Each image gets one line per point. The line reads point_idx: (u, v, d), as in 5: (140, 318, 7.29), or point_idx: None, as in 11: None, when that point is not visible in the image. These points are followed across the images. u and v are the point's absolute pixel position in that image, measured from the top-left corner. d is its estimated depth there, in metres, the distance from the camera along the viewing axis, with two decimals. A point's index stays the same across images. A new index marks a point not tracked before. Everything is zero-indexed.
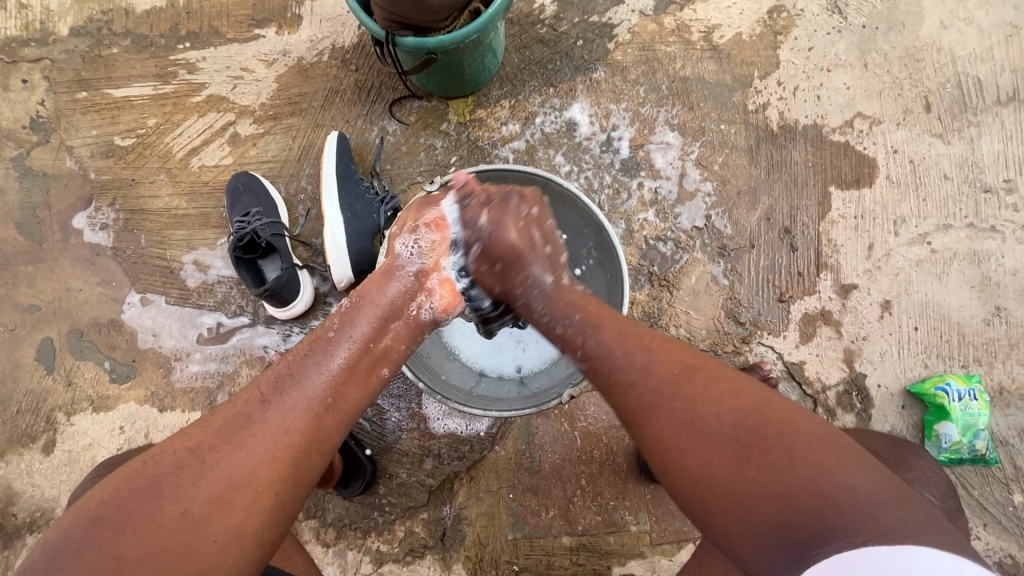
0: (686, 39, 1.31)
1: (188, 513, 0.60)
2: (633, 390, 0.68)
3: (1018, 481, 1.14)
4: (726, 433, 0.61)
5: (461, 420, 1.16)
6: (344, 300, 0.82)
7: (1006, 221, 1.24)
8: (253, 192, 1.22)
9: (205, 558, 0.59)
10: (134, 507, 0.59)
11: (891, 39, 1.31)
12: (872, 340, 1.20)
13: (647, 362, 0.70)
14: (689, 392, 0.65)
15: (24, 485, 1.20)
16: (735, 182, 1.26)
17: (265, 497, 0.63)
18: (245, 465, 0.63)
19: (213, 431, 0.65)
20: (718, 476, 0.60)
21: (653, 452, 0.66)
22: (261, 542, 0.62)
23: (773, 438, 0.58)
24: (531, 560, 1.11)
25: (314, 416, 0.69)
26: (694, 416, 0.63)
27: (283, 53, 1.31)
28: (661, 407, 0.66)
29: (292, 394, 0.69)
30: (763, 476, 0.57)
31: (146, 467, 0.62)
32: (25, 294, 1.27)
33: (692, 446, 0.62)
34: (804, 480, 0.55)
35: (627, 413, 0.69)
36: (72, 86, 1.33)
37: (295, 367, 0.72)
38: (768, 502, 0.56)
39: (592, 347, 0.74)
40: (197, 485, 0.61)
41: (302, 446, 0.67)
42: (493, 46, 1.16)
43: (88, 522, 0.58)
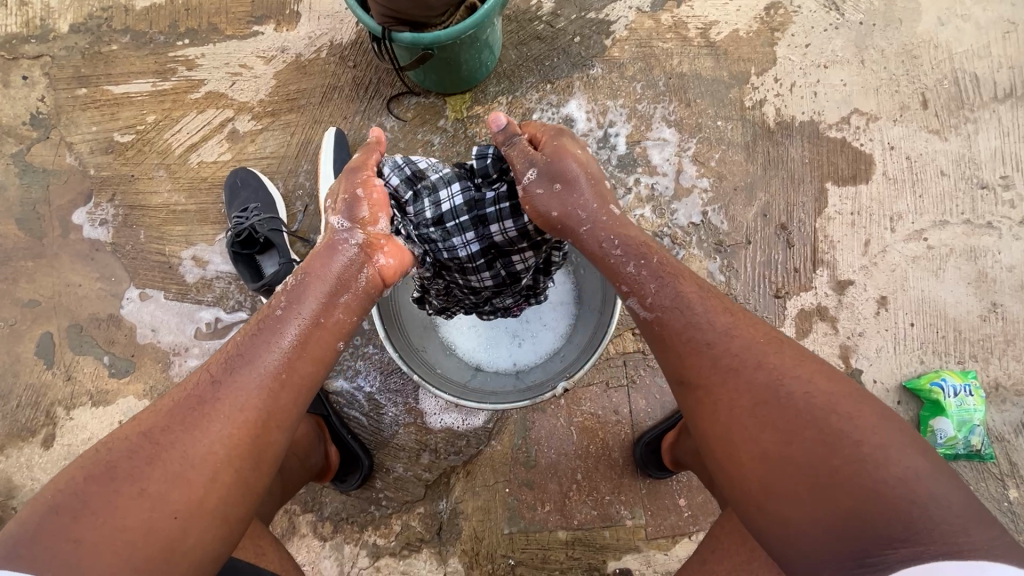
0: (684, 36, 1.32)
1: (144, 493, 0.59)
2: (707, 350, 0.67)
3: (1013, 476, 1.14)
4: (811, 411, 0.59)
5: (457, 414, 1.17)
6: (288, 279, 0.77)
7: (1003, 218, 1.24)
8: (251, 188, 1.23)
9: (167, 535, 0.58)
10: (89, 492, 0.58)
11: (888, 36, 1.31)
12: (868, 336, 1.21)
13: (728, 324, 0.69)
14: (776, 363, 0.64)
15: (24, 479, 1.21)
16: (732, 178, 1.27)
17: (222, 473, 0.62)
18: (200, 443, 0.62)
19: (164, 415, 0.64)
20: (793, 456, 0.58)
21: (716, 417, 0.64)
22: (222, 516, 0.62)
23: (871, 426, 0.57)
24: (527, 554, 1.12)
25: (271, 392, 0.67)
26: (779, 387, 0.62)
27: (281, 50, 1.32)
28: (739, 374, 0.64)
29: (243, 371, 0.67)
30: (848, 463, 0.55)
31: (101, 455, 0.62)
32: (25, 289, 1.28)
33: (772, 420, 0.60)
34: (898, 478, 0.53)
35: (694, 372, 0.67)
36: (72, 83, 1.34)
37: (245, 348, 0.70)
38: (842, 491, 0.54)
39: (668, 299, 0.72)
40: (152, 466, 0.60)
41: (259, 422, 0.66)
42: (490, 42, 1.16)
43: (44, 510, 0.58)
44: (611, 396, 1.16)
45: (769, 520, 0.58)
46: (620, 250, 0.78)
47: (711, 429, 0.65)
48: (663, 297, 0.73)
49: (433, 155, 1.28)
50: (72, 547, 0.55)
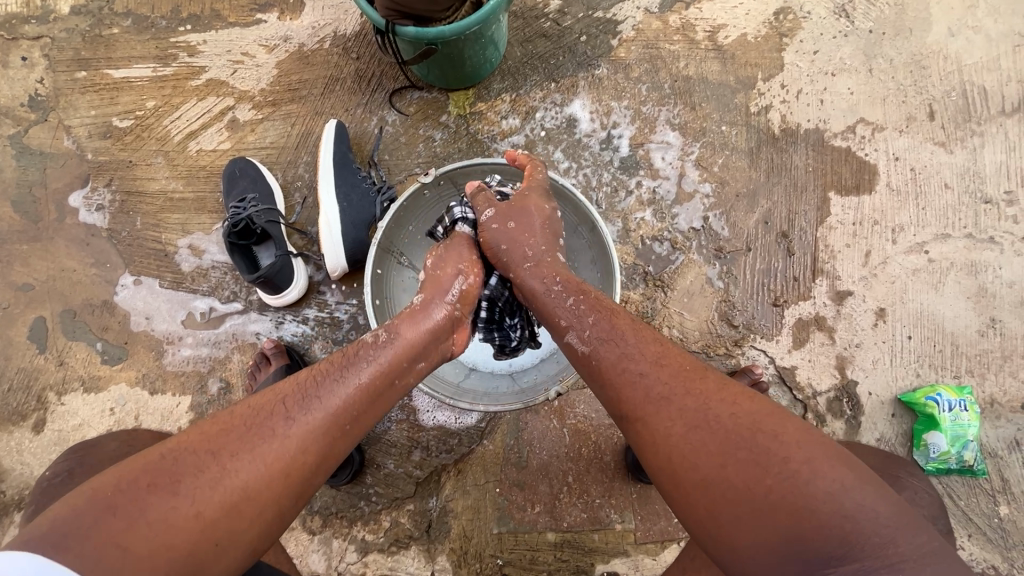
0: (691, 38, 1.30)
1: (200, 515, 0.59)
2: (641, 381, 0.69)
3: (1005, 493, 1.14)
4: (738, 434, 0.61)
5: (451, 412, 1.17)
6: (376, 330, 0.81)
7: (1005, 233, 1.23)
8: (250, 177, 1.22)
9: (203, 562, 0.58)
10: (150, 500, 0.58)
11: (897, 45, 1.30)
12: (865, 348, 1.20)
13: (658, 354, 0.71)
14: (703, 390, 0.66)
15: (14, 463, 1.20)
16: (734, 184, 1.26)
17: (274, 511, 0.63)
18: (263, 475, 0.63)
19: (235, 435, 0.65)
20: (730, 480, 0.59)
21: (654, 445, 0.65)
22: (255, 552, 0.62)
23: (791, 445, 0.59)
24: (515, 554, 1.11)
25: (332, 437, 0.69)
26: (708, 414, 0.63)
27: (284, 39, 1.30)
28: (670, 404, 0.66)
29: (317, 411, 0.69)
30: (780, 484, 0.57)
31: (165, 460, 0.61)
32: (19, 272, 1.27)
33: (703, 446, 0.61)
34: (825, 494, 0.55)
35: (629, 405, 0.68)
36: (72, 65, 1.32)
37: (322, 385, 0.72)
38: (777, 509, 0.56)
39: (603, 332, 0.76)
40: (217, 489, 0.60)
41: (314, 467, 0.67)
42: (495, 38, 1.14)
43: (102, 509, 0.56)
44: None
45: (721, 546, 0.58)
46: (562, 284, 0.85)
47: (654, 462, 0.65)
48: (597, 330, 0.76)
49: (434, 151, 1.27)
50: (120, 553, 0.55)
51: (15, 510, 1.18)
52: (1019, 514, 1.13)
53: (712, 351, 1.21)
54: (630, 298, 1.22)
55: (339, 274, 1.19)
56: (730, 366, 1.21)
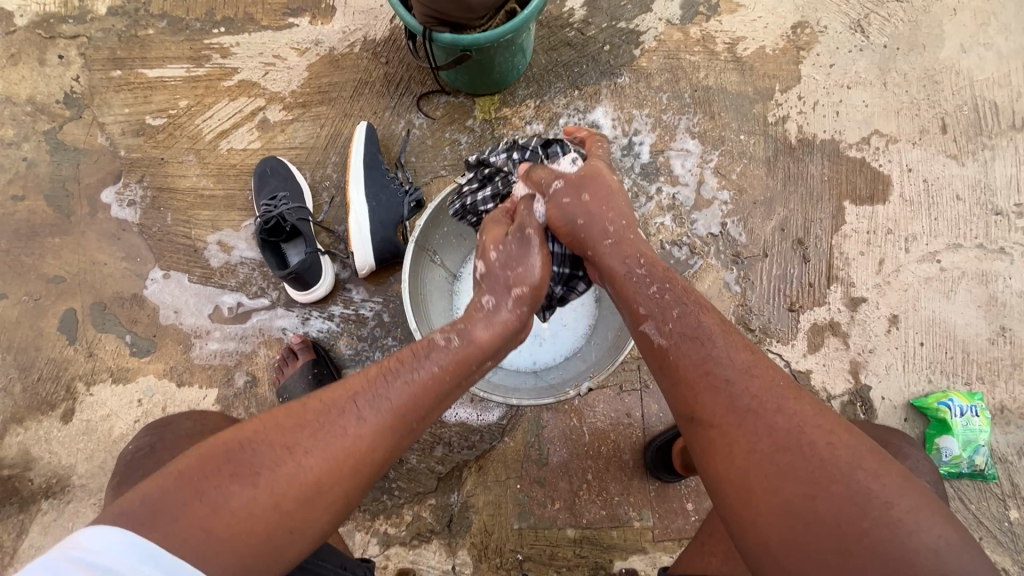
0: (711, 49, 1.34)
1: (277, 507, 0.61)
2: (725, 387, 0.69)
3: (1015, 497, 1.16)
4: (834, 466, 0.59)
5: (472, 409, 1.19)
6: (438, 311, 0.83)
7: (1015, 244, 1.26)
8: (281, 176, 1.25)
9: (281, 549, 0.61)
10: (228, 486, 0.60)
11: (911, 60, 1.34)
12: (879, 353, 1.23)
13: (748, 363, 0.71)
14: (798, 412, 0.65)
15: (42, 452, 1.22)
16: (752, 192, 1.29)
17: (342, 502, 0.66)
18: (332, 471, 0.65)
19: (309, 428, 0.67)
20: (816, 511, 0.57)
21: (733, 454, 0.64)
22: (323, 537, 0.65)
23: (890, 491, 0.57)
24: (535, 549, 1.14)
25: (399, 430, 0.71)
26: (802, 437, 0.62)
27: (315, 43, 1.34)
28: (761, 417, 0.65)
29: (384, 403, 0.71)
30: (873, 528, 0.55)
31: (243, 448, 0.64)
32: (51, 265, 1.30)
33: (791, 467, 0.60)
34: (925, 548, 0.53)
35: (709, 410, 0.68)
36: (107, 65, 1.36)
37: (388, 378, 0.73)
38: (867, 553, 0.54)
39: (686, 329, 0.76)
40: (290, 481, 0.63)
41: (381, 459, 0.70)
42: (524, 46, 1.18)
43: (183, 492, 0.59)
44: (624, 399, 1.18)
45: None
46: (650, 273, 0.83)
47: (725, 468, 0.65)
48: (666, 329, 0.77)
49: (460, 154, 1.30)
50: (204, 536, 0.57)
51: (42, 499, 1.20)
52: None
53: None
54: None
55: (366, 271, 1.21)
56: None
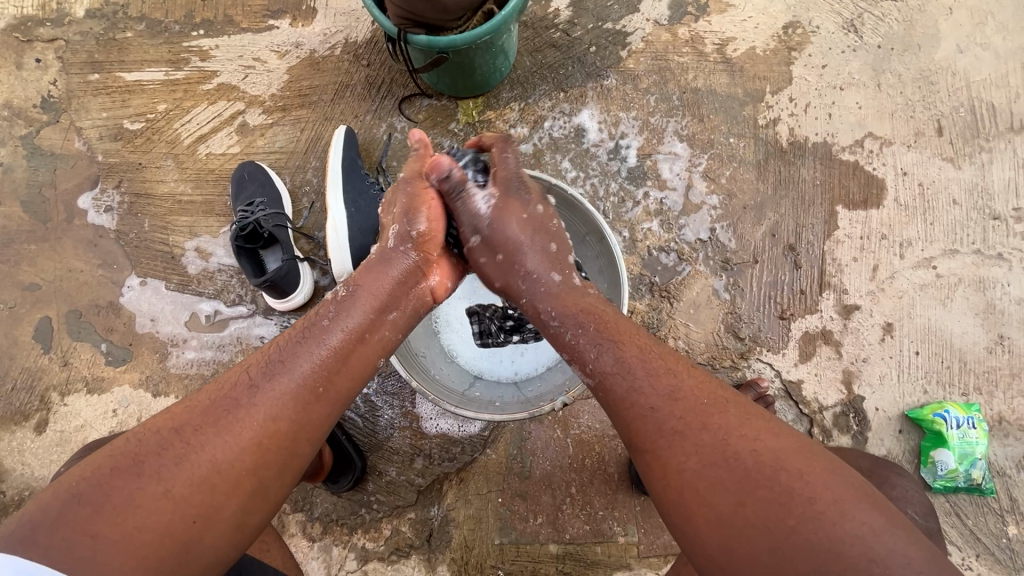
0: (700, 50, 1.31)
1: (169, 494, 0.60)
2: (652, 415, 0.68)
3: (1014, 512, 1.12)
4: (762, 473, 0.61)
5: (454, 421, 1.16)
6: (338, 287, 0.83)
7: (1014, 249, 1.22)
8: (259, 181, 1.23)
9: (183, 539, 0.59)
10: (113, 485, 0.60)
11: (906, 60, 1.30)
12: (873, 363, 1.19)
13: (671, 387, 0.70)
14: (722, 424, 0.65)
15: (15, 463, 1.20)
16: (742, 197, 1.26)
17: (248, 481, 0.64)
18: (231, 450, 0.64)
19: (199, 413, 0.66)
20: (749, 519, 0.59)
21: (668, 482, 0.65)
22: (237, 525, 0.64)
23: (812, 489, 0.59)
24: (516, 565, 1.10)
25: (303, 402, 0.70)
26: (728, 450, 0.63)
27: (296, 45, 1.31)
28: (685, 438, 0.65)
29: (284, 378, 0.71)
30: (805, 527, 0.56)
31: (132, 446, 0.63)
32: (26, 272, 1.28)
33: (723, 483, 0.61)
34: (851, 536, 0.55)
35: (641, 437, 0.68)
36: (84, 68, 1.33)
37: (286, 354, 0.73)
38: (800, 552, 0.55)
39: (607, 364, 0.74)
40: (180, 465, 0.62)
41: (289, 435, 0.68)
42: (506, 47, 1.15)
43: (68, 498, 0.58)
44: None
45: None
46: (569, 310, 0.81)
47: (665, 493, 0.65)
48: (605, 363, 0.74)
49: None
50: (90, 540, 0.56)
51: (15, 511, 1.18)
52: None
53: (718, 363, 1.20)
54: (636, 308, 1.22)
55: (344, 279, 1.19)
56: (736, 378, 1.20)
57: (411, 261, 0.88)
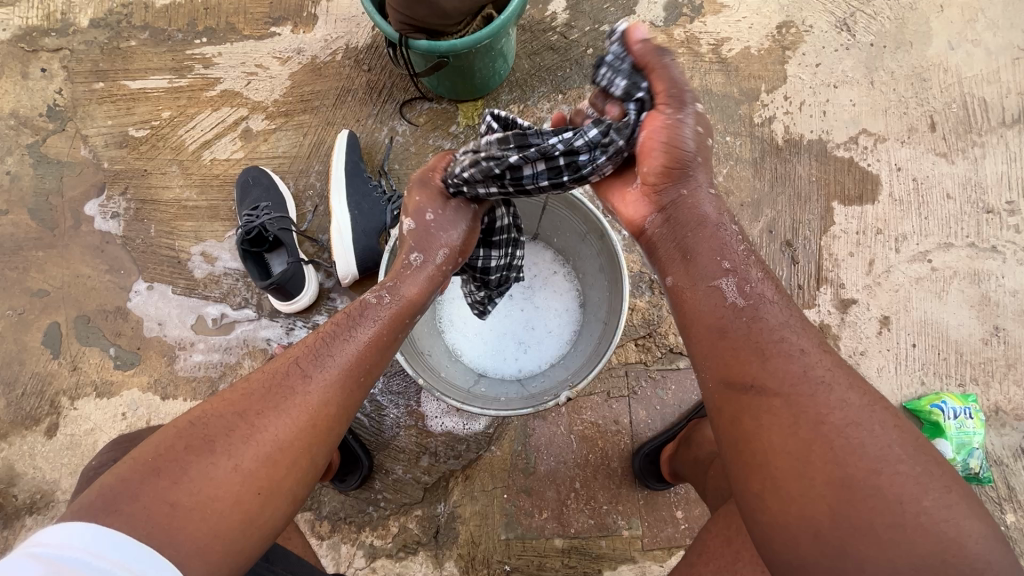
0: (695, 51, 1.33)
1: (238, 469, 0.62)
2: (799, 357, 0.61)
3: (1011, 501, 1.14)
4: (906, 450, 0.55)
5: (458, 419, 1.18)
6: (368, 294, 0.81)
7: (1007, 242, 1.24)
8: (263, 185, 1.25)
9: (250, 510, 0.62)
10: (185, 460, 0.61)
11: (898, 58, 1.33)
12: (870, 356, 1.21)
13: (819, 340, 0.64)
14: (869, 392, 0.59)
15: (26, 467, 1.22)
16: (739, 194, 1.28)
17: (305, 458, 0.66)
18: (291, 429, 0.66)
19: (258, 396, 0.68)
20: (877, 489, 0.53)
21: (792, 426, 0.57)
22: (294, 498, 0.66)
23: (950, 478, 0.54)
24: (523, 560, 1.12)
25: (351, 387, 0.72)
26: (873, 417, 0.57)
27: (297, 52, 1.33)
28: (831, 391, 0.59)
29: (336, 361, 0.72)
30: (939, 514, 0.52)
31: (197, 426, 0.65)
32: (34, 278, 1.30)
33: (859, 448, 0.55)
34: (982, 536, 0.51)
35: (775, 379, 0.60)
36: (89, 77, 1.35)
37: (336, 339, 0.75)
38: (918, 533, 0.51)
39: (757, 293, 0.66)
40: (246, 443, 0.64)
41: (337, 418, 0.70)
42: (504, 51, 1.17)
43: (145, 471, 0.60)
44: (612, 406, 1.17)
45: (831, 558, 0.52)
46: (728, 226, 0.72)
47: (778, 437, 0.57)
48: (685, 282, 0.70)
49: None
50: (169, 508, 0.58)
51: (26, 515, 1.19)
52: None
53: None
54: (636, 306, 1.21)
55: (349, 280, 1.20)
56: None
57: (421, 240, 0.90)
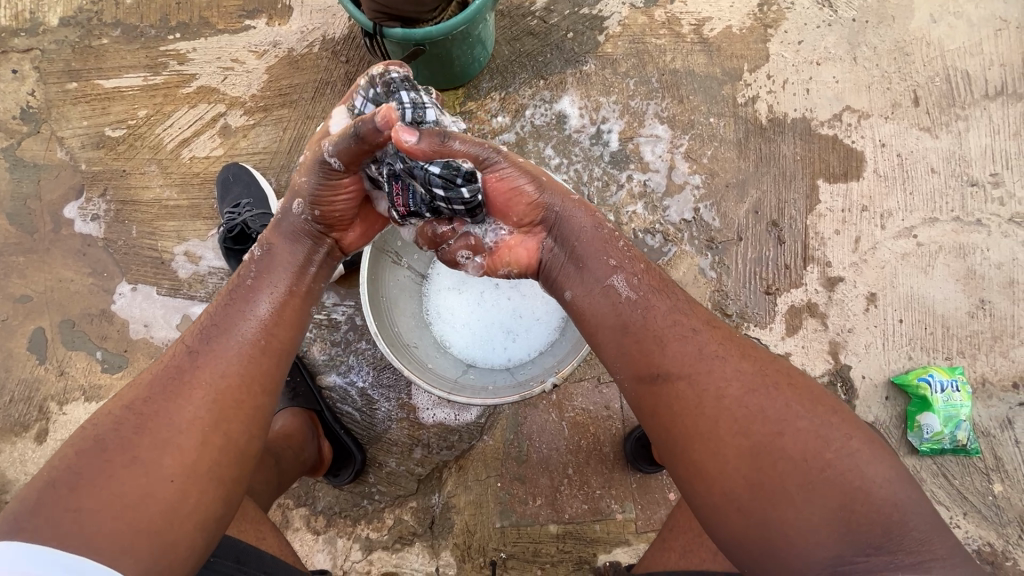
0: (677, 32, 1.32)
1: (138, 461, 0.61)
2: (693, 339, 0.69)
3: (999, 471, 1.15)
4: (800, 405, 0.62)
5: (450, 409, 1.18)
6: (254, 249, 0.84)
7: (992, 215, 1.24)
8: (243, 183, 1.24)
9: (167, 499, 0.60)
10: (80, 465, 0.60)
11: (881, 33, 1.32)
12: (858, 333, 1.22)
13: (710, 320, 0.73)
14: (760, 359, 0.68)
15: (18, 474, 1.21)
16: (724, 175, 1.27)
17: (218, 438, 0.65)
18: (188, 411, 0.65)
19: (148, 388, 0.67)
20: (782, 450, 0.59)
21: (699, 406, 0.64)
22: (220, 480, 0.64)
23: (850, 427, 0.61)
24: (518, 547, 1.12)
25: (249, 356, 0.72)
26: (768, 382, 0.65)
27: (273, 45, 1.31)
28: (725, 364, 0.67)
29: (224, 339, 0.72)
30: (842, 464, 0.58)
31: (88, 431, 0.63)
32: (16, 284, 1.28)
33: (762, 413, 0.62)
34: (882, 480, 0.57)
35: (681, 361, 0.68)
36: (62, 77, 1.33)
37: (222, 320, 0.74)
38: (831, 489, 0.57)
39: (650, 285, 0.76)
40: (143, 435, 0.63)
41: (244, 389, 0.69)
42: (483, 37, 1.16)
43: (41, 487, 0.59)
44: (603, 391, 1.17)
45: (753, 521, 0.58)
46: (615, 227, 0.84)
47: (692, 421, 0.64)
48: (634, 284, 0.76)
49: None
50: (72, 515, 0.57)
51: None
52: (1013, 491, 1.14)
53: None
54: None
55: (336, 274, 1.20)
56: None
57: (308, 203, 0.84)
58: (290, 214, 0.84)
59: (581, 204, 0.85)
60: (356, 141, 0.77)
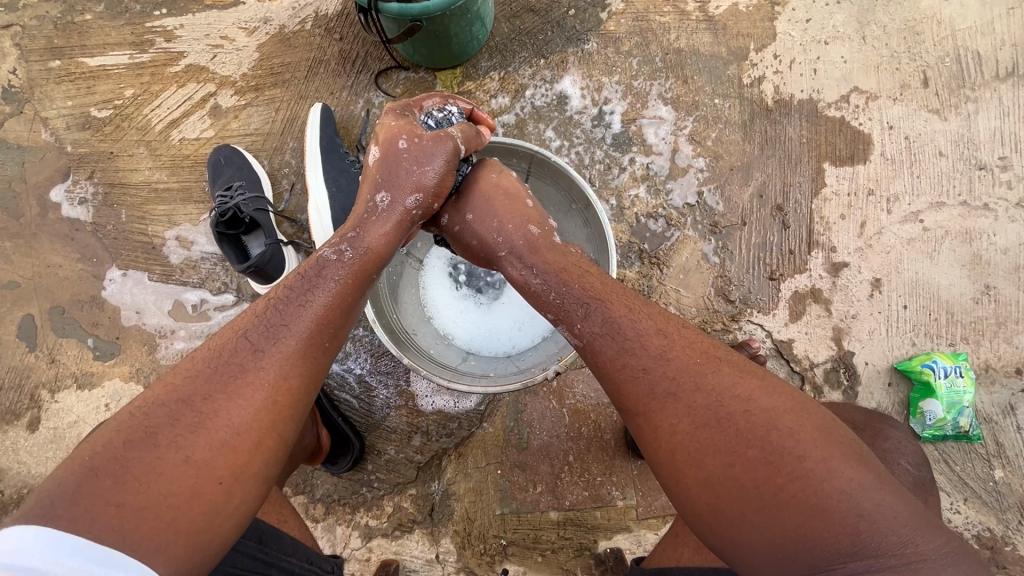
0: (681, 10, 1.28)
1: (191, 460, 0.59)
2: (644, 377, 0.68)
3: (1000, 457, 1.15)
4: (753, 432, 0.61)
5: (450, 397, 1.17)
6: (327, 250, 0.80)
7: (999, 199, 1.22)
8: (236, 165, 1.20)
9: (214, 499, 0.58)
10: (128, 456, 0.57)
11: (891, 11, 1.28)
12: (861, 319, 1.20)
13: (662, 348, 0.69)
14: (715, 385, 0.65)
15: (11, 462, 1.19)
16: (728, 159, 1.24)
17: (269, 439, 0.64)
18: (243, 413, 0.63)
19: (202, 381, 0.64)
20: (737, 479, 0.60)
21: (657, 442, 0.66)
22: (263, 481, 0.63)
23: (812, 442, 0.60)
24: (519, 534, 1.12)
25: (311, 356, 0.70)
26: (720, 411, 0.63)
27: (264, 21, 1.26)
28: (676, 400, 0.66)
29: (283, 338, 0.69)
30: (796, 486, 0.58)
31: (137, 419, 0.60)
32: (4, 270, 1.25)
33: (714, 446, 0.62)
34: (840, 493, 0.56)
35: (634, 400, 0.68)
36: (45, 55, 1.28)
37: (286, 315, 0.71)
38: (790, 510, 0.57)
39: (596, 326, 0.74)
40: (197, 433, 0.60)
41: (301, 390, 0.68)
42: (482, 14, 1.12)
43: (83, 472, 0.56)
44: None
45: (725, 541, 0.61)
46: (542, 274, 0.81)
47: (657, 453, 0.66)
48: (590, 327, 0.74)
49: None
50: (114, 511, 0.54)
51: (14, 509, 1.18)
52: (1014, 477, 1.14)
53: (708, 328, 1.21)
54: (625, 277, 1.22)
55: None
56: (727, 341, 1.21)
57: (417, 197, 0.87)
58: (400, 203, 0.86)
59: (509, 259, 0.85)
60: (474, 132, 0.94)
